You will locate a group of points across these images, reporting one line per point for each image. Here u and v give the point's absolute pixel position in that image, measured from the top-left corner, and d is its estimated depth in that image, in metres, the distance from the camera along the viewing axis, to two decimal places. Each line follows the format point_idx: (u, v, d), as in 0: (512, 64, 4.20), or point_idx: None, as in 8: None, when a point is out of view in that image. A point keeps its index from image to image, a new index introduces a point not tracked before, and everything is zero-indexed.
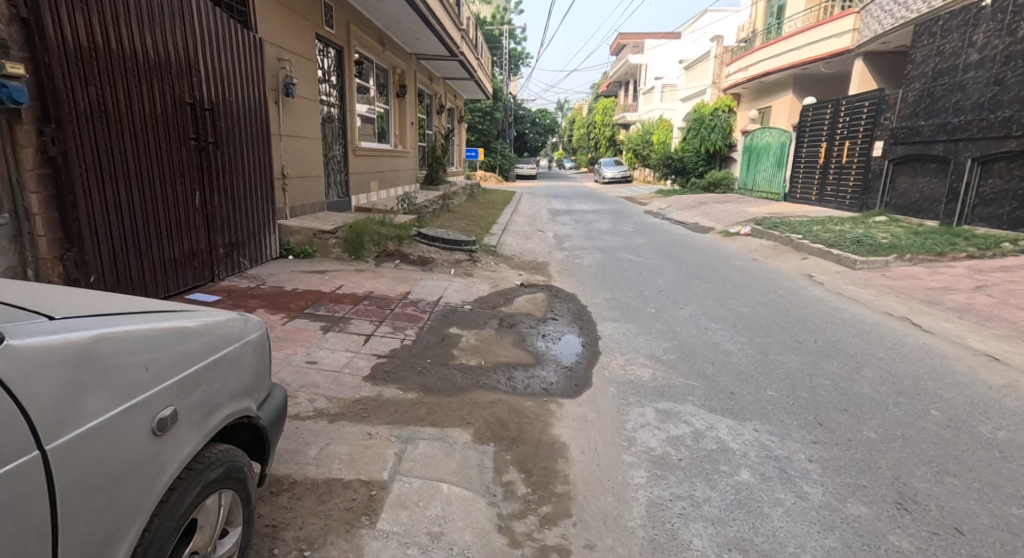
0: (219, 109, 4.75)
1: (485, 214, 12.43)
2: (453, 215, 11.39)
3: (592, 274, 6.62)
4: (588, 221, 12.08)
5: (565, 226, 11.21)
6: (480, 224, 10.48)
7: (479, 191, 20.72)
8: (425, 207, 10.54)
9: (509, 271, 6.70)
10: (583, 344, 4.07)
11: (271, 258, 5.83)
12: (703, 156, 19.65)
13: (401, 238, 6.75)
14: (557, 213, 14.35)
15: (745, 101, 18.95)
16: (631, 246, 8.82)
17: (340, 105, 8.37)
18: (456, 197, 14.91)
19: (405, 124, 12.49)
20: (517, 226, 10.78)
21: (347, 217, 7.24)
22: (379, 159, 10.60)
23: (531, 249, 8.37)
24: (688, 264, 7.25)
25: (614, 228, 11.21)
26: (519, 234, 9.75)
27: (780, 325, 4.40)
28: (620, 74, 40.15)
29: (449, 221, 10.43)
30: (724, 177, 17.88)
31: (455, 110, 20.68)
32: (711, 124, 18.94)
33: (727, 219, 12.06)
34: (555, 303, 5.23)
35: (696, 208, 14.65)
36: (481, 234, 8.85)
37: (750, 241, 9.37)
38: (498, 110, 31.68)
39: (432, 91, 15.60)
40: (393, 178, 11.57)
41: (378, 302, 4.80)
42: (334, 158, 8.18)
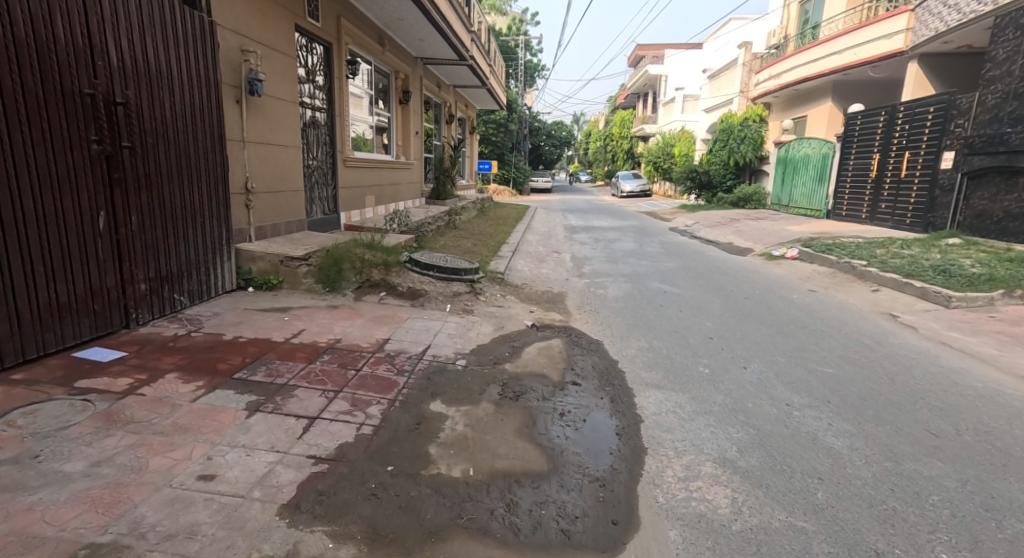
0: (144, 105, 3.66)
1: (495, 232, 11.32)
2: (460, 234, 10.29)
3: (620, 312, 5.41)
4: (610, 241, 10.88)
5: (584, 247, 10.01)
6: (490, 245, 9.36)
7: (491, 205, 19.64)
8: (426, 226, 9.45)
9: (520, 306, 5.52)
10: (620, 434, 2.85)
11: (222, 290, 4.73)
12: (731, 169, 18.36)
13: (389, 266, 5.63)
14: (574, 231, 13.21)
15: (777, 110, 17.72)
16: (663, 272, 7.60)
17: (327, 109, 7.34)
18: (465, 213, 13.83)
19: (408, 134, 11.49)
20: (530, 247, 9.64)
21: (327, 239, 6.15)
22: (378, 171, 9.58)
23: (547, 275, 7.21)
24: (737, 298, 5.99)
25: (638, 249, 10.02)
26: (532, 256, 8.60)
27: (894, 403, 3.14)
28: (640, 86, 39.17)
29: (454, 242, 9.32)
30: (755, 192, 16.61)
31: (467, 120, 19.68)
32: (740, 135, 17.61)
33: (767, 238, 10.77)
34: (576, 358, 4.04)
35: (728, 226, 13.34)
36: (489, 258, 7.72)
37: (800, 267, 8.10)
38: (513, 122, 30.77)
39: (441, 99, 14.64)
40: (393, 192, 10.52)
41: (343, 357, 3.65)
42: (318, 170, 7.13)
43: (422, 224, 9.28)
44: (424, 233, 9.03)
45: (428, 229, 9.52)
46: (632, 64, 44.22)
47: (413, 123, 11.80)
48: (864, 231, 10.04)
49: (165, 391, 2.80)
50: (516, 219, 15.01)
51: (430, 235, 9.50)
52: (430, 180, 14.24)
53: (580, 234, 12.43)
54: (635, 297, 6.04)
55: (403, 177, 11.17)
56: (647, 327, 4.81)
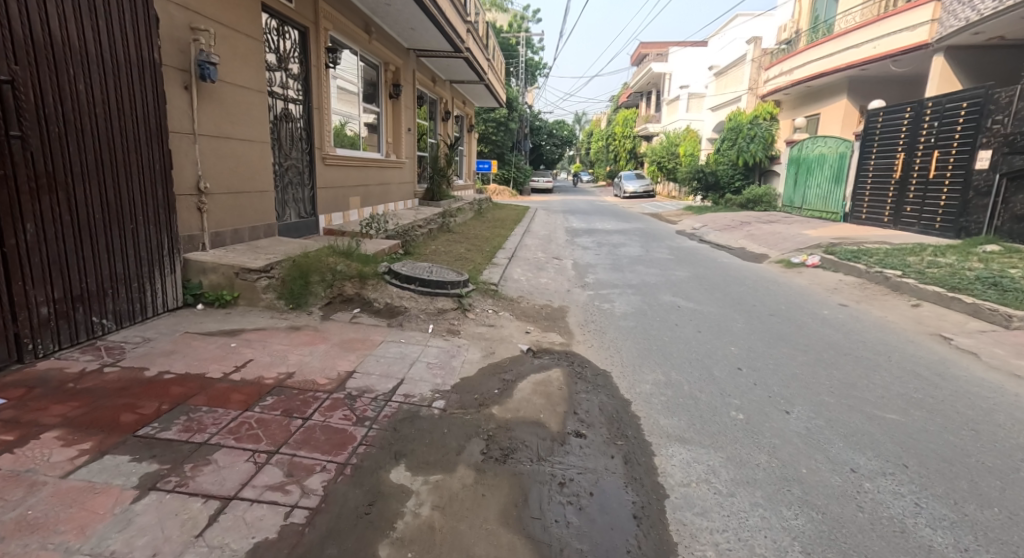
0: (41, 84, 2.98)
1: (493, 236, 10.62)
2: (454, 239, 9.59)
3: (630, 333, 4.71)
4: (615, 246, 10.18)
5: (587, 252, 9.31)
6: (485, 250, 8.65)
7: (489, 206, 18.96)
8: (416, 230, 8.75)
9: (515, 326, 4.82)
10: (637, 519, 2.14)
11: (164, 309, 4.04)
12: (739, 169, 17.62)
13: (364, 278, 4.93)
14: (576, 234, 12.55)
15: (788, 108, 17.05)
16: (674, 283, 6.90)
17: (303, 101, 6.66)
18: (461, 215, 13.14)
19: (399, 130, 10.79)
20: (529, 252, 8.93)
21: (298, 247, 5.45)
22: (365, 170, 8.91)
23: (547, 286, 6.52)
24: (761, 315, 5.28)
25: (644, 255, 9.34)
26: (531, 264, 7.90)
27: (992, 470, 2.43)
28: (643, 85, 38.49)
29: (446, 247, 8.63)
30: (765, 193, 15.93)
31: (465, 118, 19.00)
32: (749, 133, 16.82)
33: (782, 244, 10.08)
34: (580, 397, 3.34)
35: (739, 230, 12.63)
36: (483, 267, 7.02)
37: (823, 276, 7.41)
38: (514, 121, 30.10)
39: (436, 95, 13.98)
40: (381, 193, 9.81)
41: (291, 399, 2.95)
42: (291, 168, 6.44)
43: (411, 228, 8.58)
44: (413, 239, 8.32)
45: (419, 234, 8.81)
46: (635, 62, 43.51)
47: (405, 119, 11.09)
48: (888, 236, 9.33)
49: (30, 461, 2.11)
50: (515, 221, 14.32)
51: (421, 240, 8.81)
52: (425, 180, 13.56)
53: (582, 237, 11.73)
54: (645, 314, 5.34)
55: (393, 177, 10.48)
56: (662, 354, 4.10)
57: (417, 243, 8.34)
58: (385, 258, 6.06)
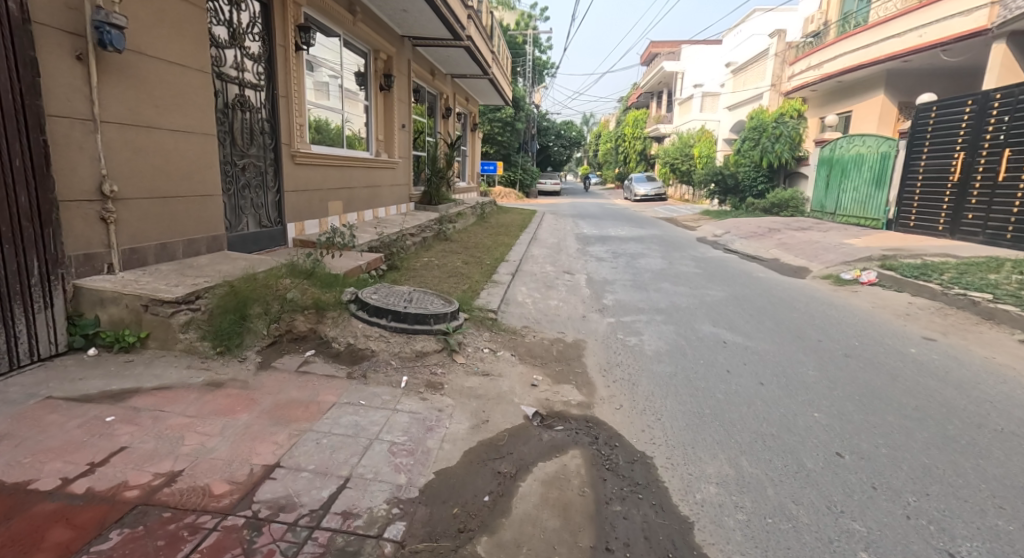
0: None
1: (495, 245, 9.52)
2: (450, 249, 8.48)
3: (669, 387, 3.57)
4: (633, 259, 9.03)
5: (602, 266, 8.19)
6: (485, 263, 7.54)
7: (494, 210, 17.86)
8: (405, 241, 7.65)
9: (517, 374, 3.69)
10: None
11: (32, 360, 2.96)
12: (763, 171, 16.39)
13: (321, 310, 3.81)
14: (587, 242, 11.45)
15: (816, 106, 15.88)
16: (710, 307, 5.74)
17: (265, 87, 5.58)
18: (461, 221, 12.06)
19: (390, 127, 9.71)
20: (535, 266, 7.82)
21: (246, 266, 4.33)
22: (348, 171, 7.83)
23: (557, 312, 5.39)
24: (832, 356, 4.12)
25: (667, 268, 8.21)
26: (538, 281, 6.78)
27: None
28: (654, 84, 37.31)
29: (440, 260, 7.53)
30: (792, 197, 14.76)
31: (468, 116, 17.94)
32: (775, 132, 15.54)
33: (822, 256, 8.91)
34: (612, 515, 2.21)
35: (767, 239, 11.44)
36: (481, 285, 5.91)
37: (886, 298, 6.26)
38: (520, 121, 28.99)
39: (435, 90, 12.93)
40: (369, 197, 8.71)
41: (150, 537, 1.83)
42: (249, 167, 5.34)
43: (399, 238, 7.47)
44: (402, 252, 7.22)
45: (408, 245, 7.71)
46: (646, 60, 42.39)
47: (397, 115, 10.01)
48: (948, 247, 8.14)
49: None
50: (521, 226, 13.21)
51: (412, 252, 7.71)
52: (422, 181, 12.47)
53: (595, 247, 10.61)
54: (684, 353, 4.19)
55: (383, 179, 9.40)
56: (721, 425, 2.97)
57: (406, 256, 7.24)
58: (357, 278, 4.94)
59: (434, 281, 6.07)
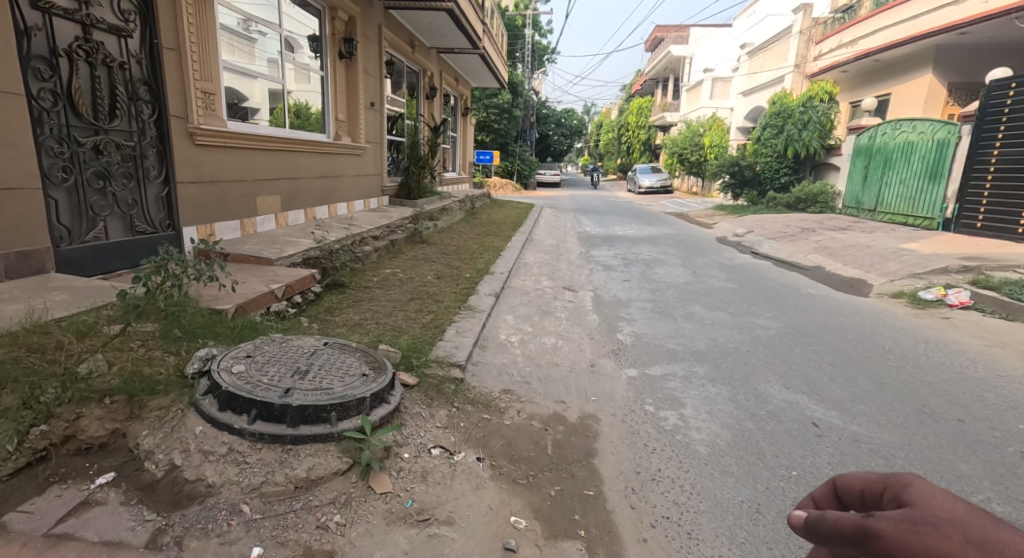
0: None
1: (483, 249, 7.94)
2: (422, 259, 6.83)
3: (760, 553, 1.95)
4: (648, 268, 7.45)
5: (614, 279, 6.62)
6: (466, 276, 5.95)
7: (488, 204, 16.27)
8: (359, 251, 5.99)
9: (481, 516, 2.08)
10: None
11: None
12: (787, 162, 14.77)
13: (136, 397, 2.15)
14: (593, 244, 9.89)
15: (848, 89, 14.25)
16: (767, 348, 4.13)
17: (141, 30, 3.92)
18: (447, 218, 10.48)
19: (353, 105, 8.09)
20: (529, 280, 6.24)
21: (50, 305, 2.69)
22: (289, 157, 6.19)
23: (557, 361, 3.80)
24: (1006, 463, 2.50)
25: (693, 282, 6.63)
26: (532, 304, 5.20)
27: None
28: (660, 71, 35.60)
29: (405, 274, 5.90)
30: (822, 191, 13.18)
31: (458, 100, 16.31)
32: (802, 119, 13.82)
33: (879, 266, 7.33)
34: None
35: (801, 241, 9.85)
36: (452, 316, 4.31)
37: (998, 332, 4.69)
38: (519, 108, 27.32)
39: (414, 63, 11.29)
40: (320, 191, 7.07)
41: None
42: (110, 147, 3.67)
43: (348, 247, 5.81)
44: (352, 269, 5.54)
45: (364, 256, 6.06)
46: (652, 46, 40.61)
47: (364, 90, 8.37)
48: None
49: None
50: (515, 224, 11.60)
51: (368, 264, 6.07)
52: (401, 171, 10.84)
53: (601, 251, 9.03)
54: (760, 455, 2.56)
55: (342, 168, 7.75)
56: None
57: (356, 272, 5.58)
58: (251, 321, 3.30)
59: (386, 309, 4.46)
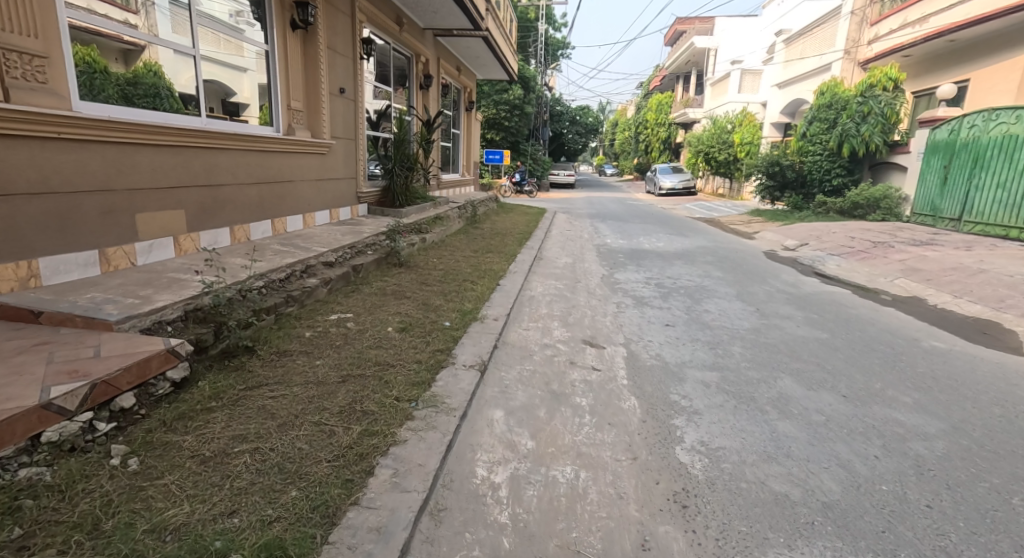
0: None
1: (476, 275, 6.21)
2: (390, 293, 5.09)
3: None
4: (693, 305, 5.63)
5: (653, 325, 4.83)
6: (444, 324, 4.21)
7: (495, 209, 14.54)
8: (291, 291, 4.26)
9: None
10: None
11: None
12: (839, 161, 12.83)
13: None
14: (617, 263, 8.12)
15: (916, 75, 12.29)
16: (958, 497, 2.30)
17: None
18: (441, 230, 8.76)
19: (315, 89, 6.38)
20: (534, 328, 4.46)
21: None
22: (202, 156, 4.46)
23: (579, 540, 2.01)
24: None
25: (762, 327, 4.80)
26: (537, 380, 3.42)
27: None
28: (682, 64, 33.63)
29: (357, 321, 4.19)
30: (885, 195, 11.40)
31: (462, 92, 14.69)
32: (861, 110, 11.91)
33: (1010, 302, 5.45)
34: None
35: (877, 260, 7.93)
36: (396, 426, 2.56)
37: None
38: (531, 104, 25.49)
39: (405, 43, 9.63)
40: (260, 201, 5.33)
41: None
42: None
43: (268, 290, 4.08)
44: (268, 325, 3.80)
45: (301, 297, 4.34)
46: (672, 40, 38.70)
47: (329, 71, 6.66)
48: None
49: None
50: (523, 236, 9.83)
51: (306, 307, 4.35)
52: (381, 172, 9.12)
53: (628, 273, 7.24)
54: None
55: (295, 170, 6.01)
56: None
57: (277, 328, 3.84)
58: None
59: (292, 407, 2.69)
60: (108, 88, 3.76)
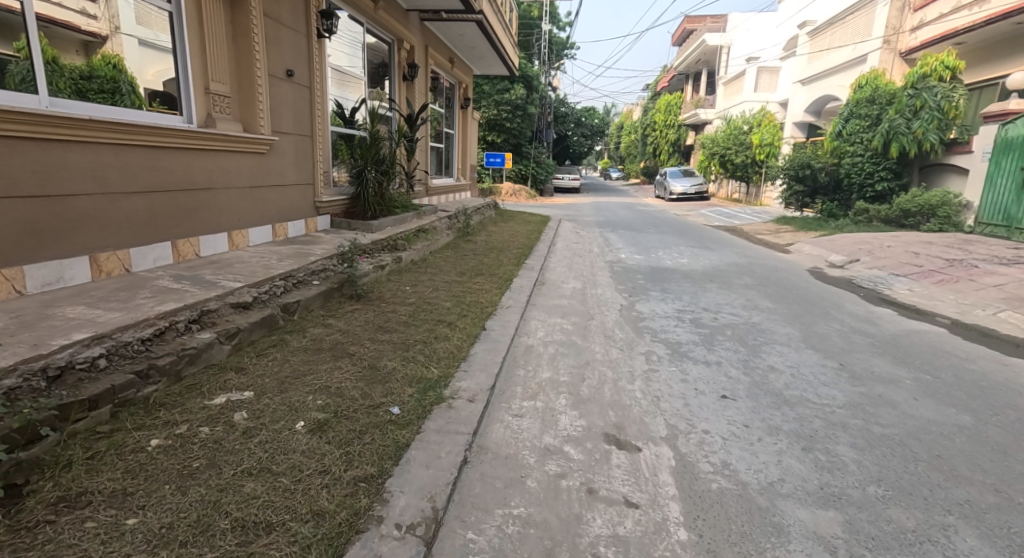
0: None
1: (454, 312, 4.71)
2: (328, 348, 3.62)
3: None
4: (749, 358, 4.10)
5: (705, 400, 3.34)
6: (388, 416, 2.71)
7: (494, 217, 13.09)
8: (156, 360, 2.75)
9: None
10: None
11: None
12: (885, 162, 11.29)
13: None
14: (637, 287, 6.65)
15: (975, 63, 10.81)
16: None
17: None
18: (423, 246, 7.29)
19: (248, 69, 4.92)
20: (530, 415, 2.95)
21: None
22: (26, 151, 2.96)
23: None
24: None
25: (863, 401, 3.30)
26: (531, 548, 1.92)
27: None
28: (693, 63, 32.20)
29: (254, 410, 2.68)
30: (944, 201, 9.89)
31: (456, 88, 13.30)
32: (913, 104, 10.42)
33: None
34: None
35: (962, 285, 6.40)
36: None
37: None
38: (535, 105, 23.98)
39: (380, 24, 8.22)
40: (151, 215, 3.84)
41: None
42: None
43: (108, 364, 2.57)
44: (84, 432, 2.26)
45: (174, 367, 2.83)
46: (682, 39, 37.30)
47: (271, 48, 5.20)
48: None
49: None
50: (524, 251, 8.37)
51: (182, 383, 2.85)
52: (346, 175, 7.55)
53: (653, 304, 5.76)
54: None
55: (216, 174, 4.52)
56: None
57: (102, 435, 2.31)
58: None
59: None
60: (62, 83, 3.34)
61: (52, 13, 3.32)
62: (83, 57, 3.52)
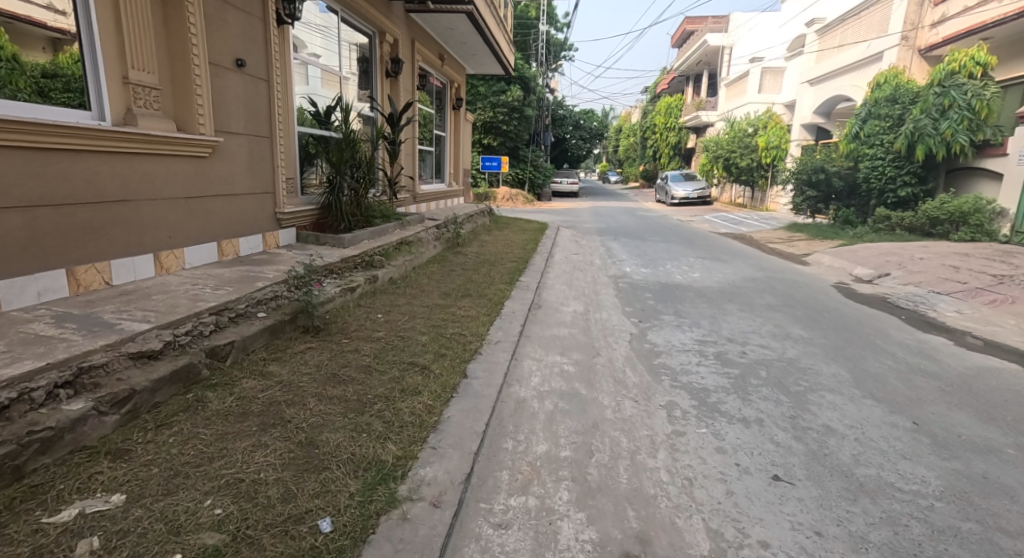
0: None
1: (429, 350, 3.88)
2: (257, 412, 2.78)
3: None
4: (796, 415, 3.27)
5: (755, 486, 2.50)
6: (310, 540, 1.87)
7: (489, 225, 12.27)
8: None
9: None
10: None
11: None
12: (908, 166, 10.50)
13: None
14: (647, 310, 5.83)
15: (1007, 57, 10.04)
16: None
17: None
18: (403, 262, 6.45)
19: (182, 55, 4.08)
20: (518, 523, 2.11)
21: None
22: None
23: None
24: None
25: (966, 486, 2.48)
26: None
27: None
28: (694, 65, 31.53)
29: (112, 534, 1.83)
30: (976, 208, 9.13)
31: (447, 89, 12.50)
32: (940, 103, 9.65)
33: None
34: None
35: (1020, 308, 5.60)
36: None
37: None
38: (532, 107, 23.16)
39: (358, 13, 7.40)
40: (35, 235, 3.05)
41: None
42: None
43: None
44: None
45: (9, 462, 1.98)
46: (682, 41, 36.65)
47: (213, 32, 4.37)
48: None
49: None
50: (519, 266, 7.56)
51: (20, 486, 2.00)
52: (318, 181, 6.72)
53: (668, 334, 4.93)
54: None
55: (134, 183, 3.67)
56: None
57: None
58: None
59: None
60: (13, 81, 3.10)
61: (11, 6, 3.13)
62: (49, 55, 3.31)
